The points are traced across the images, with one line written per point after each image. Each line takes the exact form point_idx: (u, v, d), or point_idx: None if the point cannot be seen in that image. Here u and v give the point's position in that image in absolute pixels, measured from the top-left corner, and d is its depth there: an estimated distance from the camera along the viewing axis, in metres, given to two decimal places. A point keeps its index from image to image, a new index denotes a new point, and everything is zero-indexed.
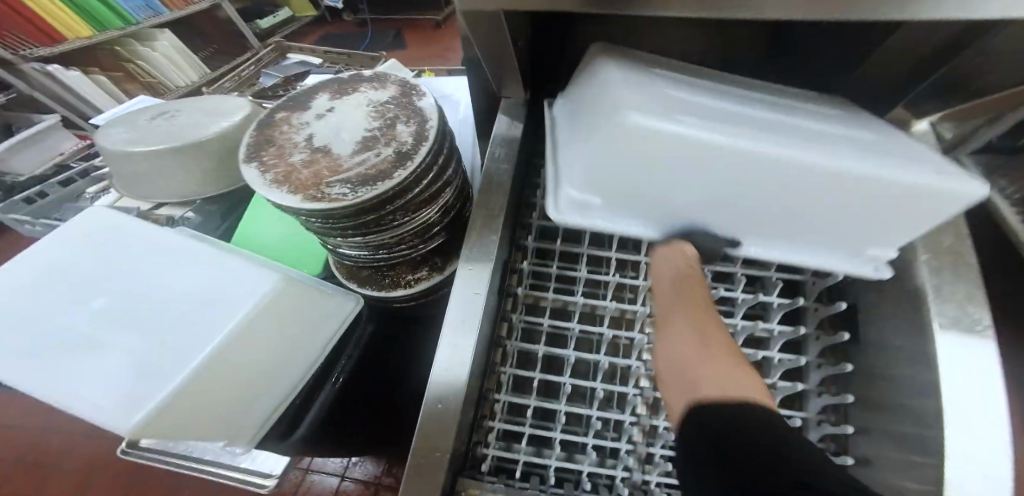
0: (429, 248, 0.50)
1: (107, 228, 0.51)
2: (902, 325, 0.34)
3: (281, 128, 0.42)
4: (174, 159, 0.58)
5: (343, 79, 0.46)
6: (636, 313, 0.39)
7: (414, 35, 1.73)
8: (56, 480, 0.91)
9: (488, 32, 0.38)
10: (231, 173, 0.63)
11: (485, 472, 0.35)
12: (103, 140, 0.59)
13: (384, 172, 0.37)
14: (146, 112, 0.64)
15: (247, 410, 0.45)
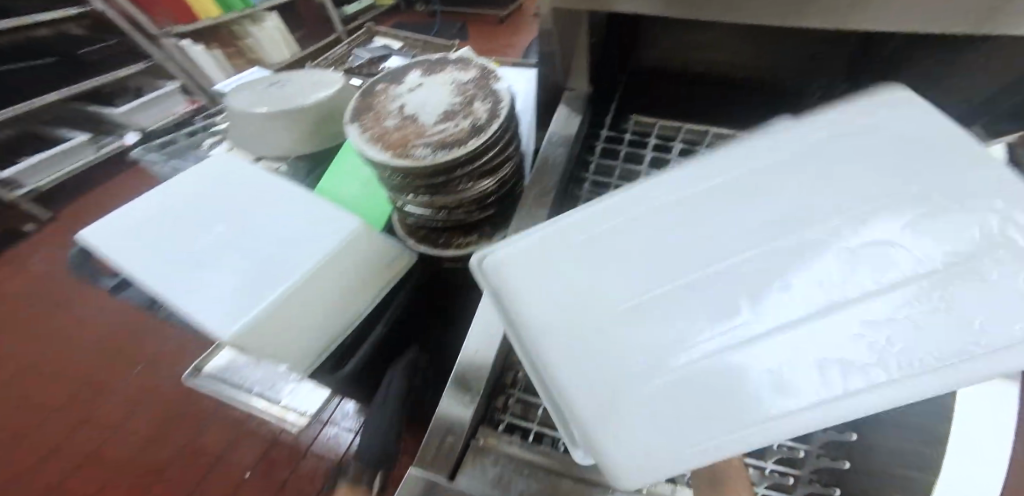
0: (482, 216, 0.57)
1: (220, 167, 0.60)
2: None
3: (380, 98, 0.49)
4: (284, 121, 0.68)
5: (433, 60, 0.53)
6: None
7: (478, 29, 1.82)
8: (115, 398, 0.98)
9: (564, 29, 0.46)
10: (325, 137, 0.73)
11: (501, 430, 0.42)
12: (232, 101, 0.70)
13: (459, 140, 0.44)
14: (263, 80, 0.75)
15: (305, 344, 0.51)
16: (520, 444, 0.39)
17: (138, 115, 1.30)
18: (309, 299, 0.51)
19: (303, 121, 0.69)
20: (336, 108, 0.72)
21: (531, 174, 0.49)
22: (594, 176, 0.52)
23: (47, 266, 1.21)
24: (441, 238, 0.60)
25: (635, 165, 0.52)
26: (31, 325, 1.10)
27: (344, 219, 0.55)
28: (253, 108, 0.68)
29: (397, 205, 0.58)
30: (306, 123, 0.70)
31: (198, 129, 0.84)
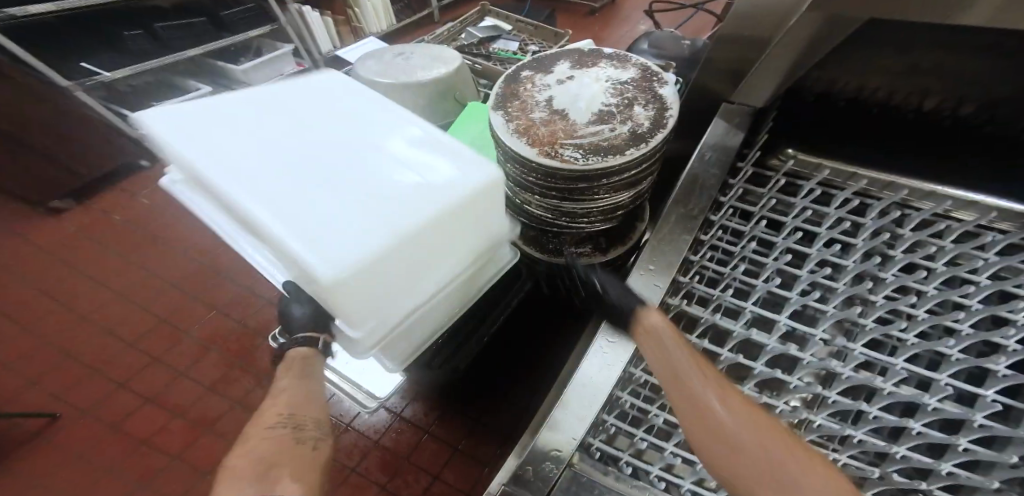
0: (600, 228, 0.51)
1: None
2: None
3: (525, 86, 0.44)
4: (407, 91, 0.73)
5: (584, 51, 0.48)
6: (937, 381, 0.37)
7: (568, 18, 1.74)
8: (183, 340, 0.98)
9: (775, 57, 0.50)
10: (436, 111, 0.77)
11: (593, 457, 0.44)
12: (362, 70, 0.76)
13: (616, 147, 0.39)
14: (387, 50, 0.80)
15: (406, 340, 0.50)
16: (611, 483, 0.42)
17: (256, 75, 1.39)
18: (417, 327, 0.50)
19: (425, 93, 0.74)
20: (450, 86, 0.76)
21: (676, 192, 0.52)
22: (726, 217, 0.51)
23: (149, 202, 1.27)
24: (553, 242, 0.57)
25: (778, 215, 0.51)
26: (123, 257, 1.16)
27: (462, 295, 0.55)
28: (379, 77, 0.73)
29: (513, 200, 0.54)
30: (424, 96, 0.74)
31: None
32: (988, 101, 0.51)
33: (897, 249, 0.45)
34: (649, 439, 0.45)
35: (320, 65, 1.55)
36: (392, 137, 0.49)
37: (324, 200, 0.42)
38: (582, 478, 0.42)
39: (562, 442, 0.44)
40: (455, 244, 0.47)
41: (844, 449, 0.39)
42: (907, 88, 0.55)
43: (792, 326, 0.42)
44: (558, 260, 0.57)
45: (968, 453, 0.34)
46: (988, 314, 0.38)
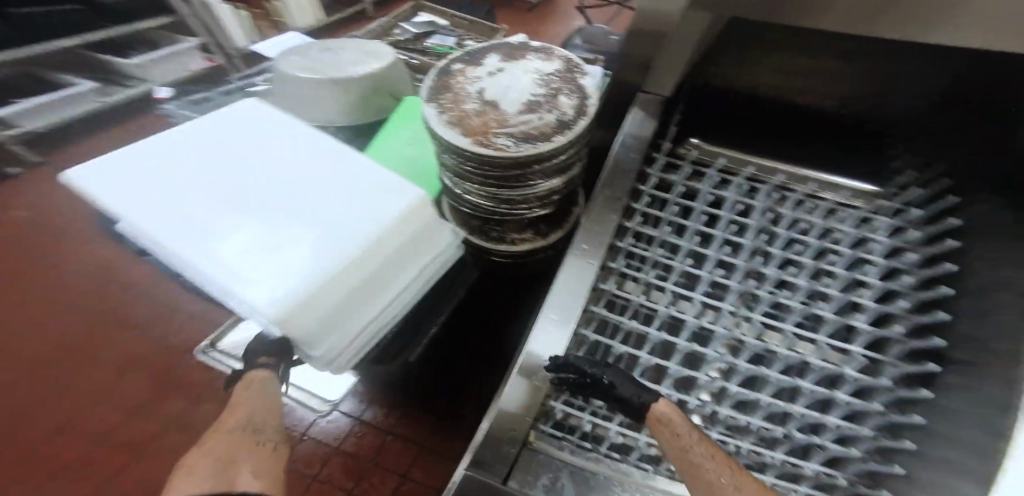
0: (539, 214, 0.54)
1: (284, 131, 0.59)
2: (976, 401, 0.40)
3: (457, 79, 0.46)
4: (333, 87, 0.72)
5: (513, 44, 0.50)
6: (817, 341, 0.47)
7: (509, 16, 1.77)
8: (104, 364, 0.90)
9: (675, 52, 0.54)
10: (368, 108, 0.76)
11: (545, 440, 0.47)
12: (283, 63, 0.74)
13: (544, 134, 0.41)
14: (313, 45, 0.78)
15: (348, 332, 0.46)
16: (564, 457, 0.45)
17: (154, 70, 1.31)
18: (362, 320, 0.47)
19: (353, 91, 0.73)
20: (381, 81, 0.75)
21: (603, 176, 0.56)
22: (646, 204, 0.56)
23: (49, 215, 1.15)
24: (496, 230, 0.58)
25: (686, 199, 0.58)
26: (20, 280, 1.03)
27: (410, 293, 0.52)
28: (302, 73, 0.72)
29: (450, 191, 0.54)
30: (351, 94, 0.73)
31: (233, 89, 1.01)
32: (839, 98, 0.64)
33: (780, 227, 0.54)
34: (594, 421, 0.50)
35: (236, 62, 1.40)
36: (325, 167, 0.55)
37: (273, 229, 0.48)
38: (539, 455, 0.45)
39: (518, 423, 0.47)
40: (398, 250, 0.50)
41: (758, 418, 0.48)
42: (783, 83, 0.65)
43: (704, 302, 0.50)
44: (503, 246, 0.59)
45: (848, 405, 0.45)
46: (849, 278, 0.50)
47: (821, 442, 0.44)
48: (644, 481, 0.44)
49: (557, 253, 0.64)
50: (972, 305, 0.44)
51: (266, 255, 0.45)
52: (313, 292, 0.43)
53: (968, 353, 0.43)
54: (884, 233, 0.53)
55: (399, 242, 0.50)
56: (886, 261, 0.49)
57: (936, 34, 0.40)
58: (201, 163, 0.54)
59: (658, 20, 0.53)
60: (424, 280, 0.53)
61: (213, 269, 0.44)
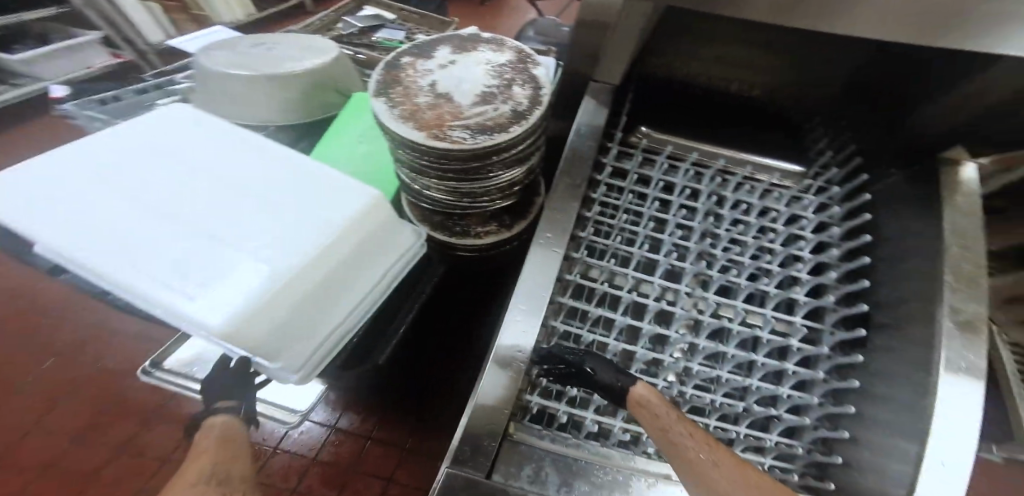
0: (502, 205, 0.55)
1: (220, 136, 0.56)
2: (904, 363, 0.48)
3: (407, 72, 0.45)
4: (267, 86, 0.69)
5: (464, 36, 0.49)
6: (763, 315, 0.54)
7: (460, 9, 1.75)
8: (29, 399, 0.82)
9: (619, 43, 0.55)
10: (310, 106, 0.73)
11: (524, 433, 0.48)
12: (205, 59, 0.70)
13: (500, 125, 0.41)
14: (242, 40, 0.75)
15: (308, 337, 0.44)
16: (545, 449, 0.47)
17: (48, 67, 1.22)
18: (324, 323, 0.45)
19: (297, 90, 0.70)
20: (322, 78, 0.73)
21: (561, 165, 0.56)
22: (603, 194, 0.60)
23: None
24: (459, 224, 0.58)
25: (641, 187, 0.62)
26: None
27: (374, 295, 0.50)
28: (234, 71, 0.68)
29: (409, 187, 0.53)
30: (292, 93, 0.71)
31: (149, 86, 0.95)
32: (766, 87, 0.70)
33: (724, 209, 0.60)
34: (570, 411, 0.52)
35: (148, 58, 1.27)
36: (268, 171, 0.53)
37: (214, 238, 0.45)
38: (521, 446, 0.47)
39: (493, 418, 0.46)
40: (357, 249, 0.49)
41: (720, 394, 0.53)
42: (718, 72, 0.70)
43: (663, 285, 0.55)
44: (467, 240, 0.59)
45: (796, 374, 0.52)
46: (787, 253, 0.56)
47: (779, 414, 0.50)
48: (624, 462, 0.47)
49: (522, 243, 0.65)
50: (889, 274, 0.54)
51: (211, 265, 0.43)
52: (266, 297, 0.42)
53: (890, 316, 0.52)
54: (811, 211, 0.58)
55: (354, 241, 0.48)
56: (816, 235, 0.56)
57: (833, 24, 0.42)
58: (126, 174, 0.50)
59: (598, 11, 0.53)
60: (388, 280, 0.52)
61: (156, 284, 0.41)
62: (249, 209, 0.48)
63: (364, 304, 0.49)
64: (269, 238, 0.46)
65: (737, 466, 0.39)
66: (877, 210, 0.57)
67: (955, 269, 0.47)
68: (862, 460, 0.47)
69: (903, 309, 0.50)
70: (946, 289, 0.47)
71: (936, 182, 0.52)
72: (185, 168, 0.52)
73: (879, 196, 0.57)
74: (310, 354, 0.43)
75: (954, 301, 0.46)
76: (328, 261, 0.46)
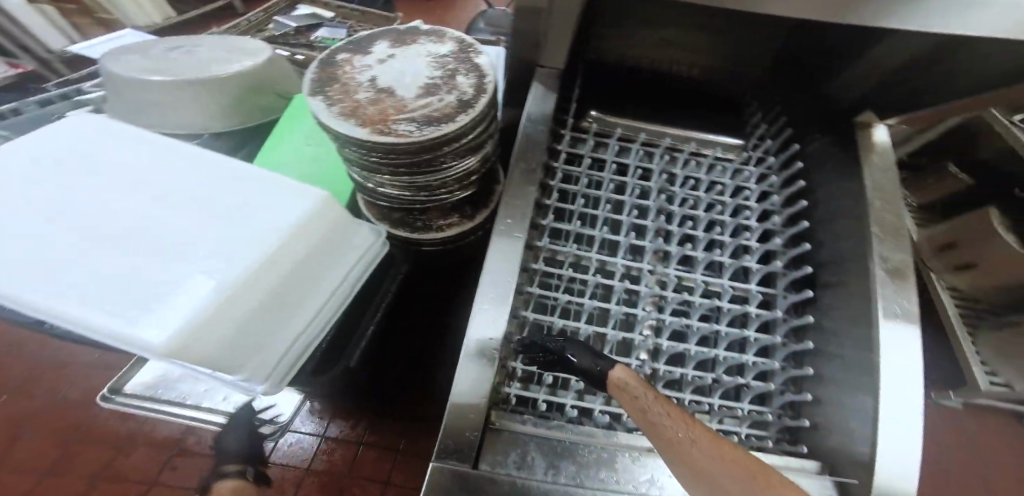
0: (461, 196, 0.55)
1: (153, 148, 0.53)
2: (849, 318, 0.52)
3: (344, 69, 0.44)
4: (191, 92, 0.66)
5: (401, 29, 0.49)
6: (721, 287, 0.58)
7: (408, 3, 1.72)
8: None
9: (560, 30, 0.56)
10: (243, 113, 0.72)
11: (506, 420, 0.49)
12: (115, 65, 0.66)
13: (447, 115, 0.41)
14: (159, 43, 0.72)
15: (269, 347, 0.43)
16: (529, 431, 0.48)
17: None
18: (284, 331, 0.44)
19: (222, 94, 0.68)
20: (255, 80, 0.70)
21: (516, 151, 0.57)
22: (560, 181, 0.62)
23: None
24: (420, 220, 0.58)
25: (596, 171, 0.63)
26: None
27: (337, 297, 0.50)
28: (149, 75, 0.64)
29: (363, 187, 0.52)
30: (217, 97, 0.68)
31: (53, 97, 0.89)
32: (705, 67, 0.72)
33: (675, 186, 0.63)
34: (550, 398, 0.54)
35: (53, 67, 1.13)
36: (209, 182, 0.51)
37: (156, 255, 0.43)
38: (504, 433, 0.48)
39: (472, 414, 0.46)
40: (313, 254, 0.48)
41: (692, 365, 0.57)
42: (658, 54, 0.72)
43: (627, 266, 0.58)
44: (430, 234, 0.59)
45: (757, 342, 0.55)
46: (735, 224, 0.60)
47: (747, 383, 0.53)
48: (607, 439, 0.49)
49: (485, 233, 0.66)
50: (829, 235, 0.57)
51: (154, 283, 0.41)
52: (215, 308, 0.40)
53: (832, 275, 0.56)
54: (753, 181, 0.63)
55: (306, 244, 0.47)
56: (759, 205, 0.60)
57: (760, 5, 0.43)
58: (49, 199, 0.47)
59: None
60: (349, 283, 0.51)
61: (96, 313, 0.39)
62: (191, 222, 0.46)
63: (327, 309, 0.48)
64: (217, 248, 0.44)
65: (714, 441, 0.40)
66: (810, 176, 0.61)
67: (880, 222, 0.51)
68: (824, 415, 0.51)
69: (843, 265, 0.54)
70: (875, 241, 0.51)
71: (855, 144, 0.56)
72: (115, 184, 0.49)
73: (811, 161, 0.61)
74: (273, 365, 0.43)
75: (882, 250, 0.50)
76: (282, 268, 0.45)
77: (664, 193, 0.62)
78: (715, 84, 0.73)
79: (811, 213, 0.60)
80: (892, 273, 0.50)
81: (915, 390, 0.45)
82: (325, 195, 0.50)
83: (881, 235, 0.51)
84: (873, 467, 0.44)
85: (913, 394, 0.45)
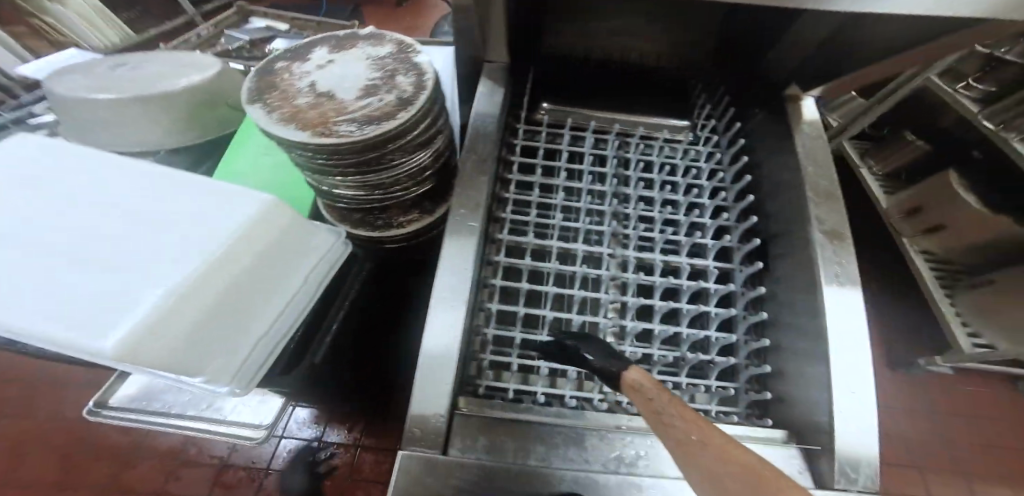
0: (419, 192, 0.57)
1: (97, 163, 0.53)
2: (795, 284, 0.54)
3: (283, 76, 0.46)
4: (139, 109, 0.67)
5: (340, 34, 0.50)
6: (681, 265, 0.59)
7: (374, 10, 1.74)
8: None
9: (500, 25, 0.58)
10: (194, 127, 0.73)
11: (474, 406, 0.50)
12: (59, 87, 0.67)
13: (387, 113, 0.43)
14: (105, 62, 0.72)
15: (229, 352, 0.45)
16: (499, 412, 0.50)
17: None
18: (243, 336, 0.46)
19: (171, 108, 0.69)
20: (206, 94, 0.72)
21: (466, 144, 0.59)
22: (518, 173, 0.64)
23: None
24: (382, 219, 0.60)
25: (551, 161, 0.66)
26: None
27: (295, 302, 0.52)
28: (95, 94, 0.65)
29: (320, 191, 0.54)
30: (166, 112, 0.69)
31: (5, 123, 0.90)
32: (649, 55, 0.76)
33: (629, 170, 0.65)
34: (520, 387, 0.55)
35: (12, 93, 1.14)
36: (156, 193, 0.51)
37: (104, 265, 0.43)
38: (474, 417, 0.49)
39: (436, 403, 0.47)
40: (267, 260, 0.50)
41: (656, 344, 0.58)
42: (604, 46, 0.75)
43: (587, 251, 0.59)
44: (391, 231, 0.61)
45: (720, 316, 0.57)
46: (688, 203, 0.62)
47: (712, 359, 0.55)
48: (575, 420, 0.50)
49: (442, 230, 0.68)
50: (775, 207, 0.59)
51: (103, 293, 0.41)
52: (168, 313, 0.40)
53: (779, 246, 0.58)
54: (702, 160, 0.66)
55: (256, 245, 0.48)
56: (708, 183, 0.63)
57: None
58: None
59: None
60: (305, 287, 0.53)
61: (46, 327, 0.39)
62: (139, 232, 0.47)
63: (285, 313, 0.50)
64: (166, 256, 0.45)
65: (723, 443, 0.32)
66: (753, 151, 0.64)
67: (814, 187, 0.54)
68: (781, 382, 0.54)
69: (787, 234, 0.56)
70: (811, 206, 0.53)
71: (786, 113, 0.60)
72: (59, 201, 0.48)
73: (751, 137, 0.64)
74: (235, 369, 0.45)
75: (818, 214, 0.53)
76: (237, 273, 0.46)
77: (619, 178, 0.65)
78: (660, 69, 0.76)
79: (758, 186, 0.62)
80: (829, 235, 0.52)
81: (856, 345, 0.47)
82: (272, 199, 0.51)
83: (816, 204, 0.54)
84: (827, 420, 0.46)
85: (855, 348, 0.47)
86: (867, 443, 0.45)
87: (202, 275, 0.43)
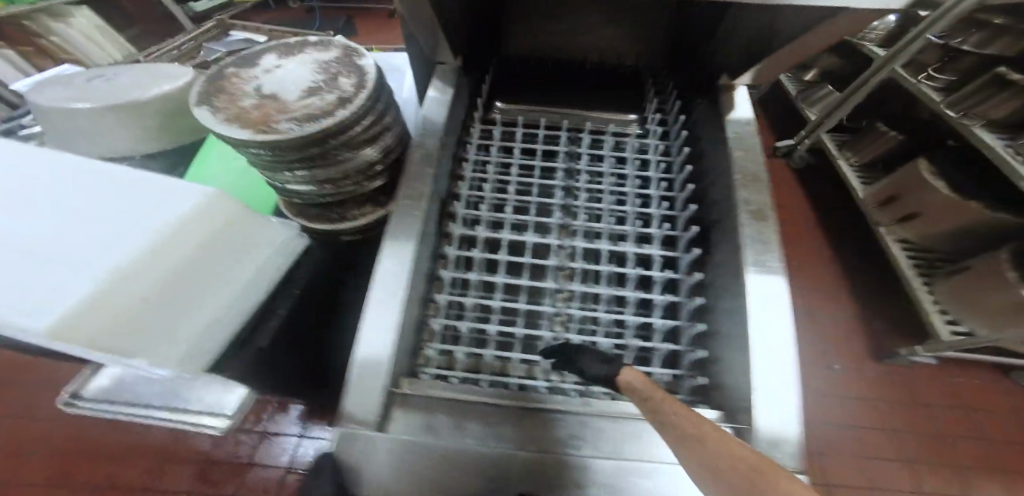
0: (372, 187, 0.61)
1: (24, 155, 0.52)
2: (726, 268, 0.56)
3: (232, 81, 0.50)
4: (114, 117, 0.73)
5: (289, 42, 0.55)
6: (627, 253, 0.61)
7: (366, 22, 1.81)
8: None
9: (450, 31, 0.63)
10: (167, 132, 0.79)
11: (417, 389, 0.48)
12: (39, 97, 0.72)
13: (327, 111, 0.46)
14: (81, 74, 0.78)
15: (172, 340, 0.47)
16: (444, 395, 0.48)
17: None
18: (185, 327, 0.49)
19: (143, 116, 0.74)
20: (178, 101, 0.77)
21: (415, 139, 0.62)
22: (474, 167, 0.67)
23: None
24: (337, 212, 0.64)
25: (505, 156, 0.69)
26: None
27: (236, 298, 0.55)
28: (70, 104, 0.70)
29: (277, 187, 0.58)
30: (139, 119, 0.74)
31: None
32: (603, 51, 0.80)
33: (581, 164, 0.68)
34: (467, 374, 0.54)
35: None
36: (90, 185, 0.51)
37: (33, 251, 0.43)
38: (413, 399, 0.47)
39: (370, 389, 0.46)
40: (211, 255, 0.52)
41: (600, 328, 0.60)
42: (561, 45, 0.80)
43: (535, 241, 0.61)
44: (348, 223, 0.66)
45: (665, 302, 0.58)
46: (636, 194, 0.65)
47: (656, 345, 0.55)
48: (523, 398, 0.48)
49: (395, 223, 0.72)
50: (712, 194, 0.61)
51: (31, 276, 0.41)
52: (106, 295, 0.41)
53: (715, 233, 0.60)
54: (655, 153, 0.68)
55: (200, 238, 0.51)
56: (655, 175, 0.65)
57: None
58: None
59: None
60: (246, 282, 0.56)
61: None
62: (70, 221, 0.47)
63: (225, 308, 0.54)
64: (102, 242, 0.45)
65: (716, 435, 0.31)
66: (695, 142, 0.67)
67: (742, 171, 0.57)
68: (713, 363, 0.55)
69: (721, 220, 0.58)
70: (739, 189, 0.56)
71: (719, 103, 0.64)
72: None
73: (693, 127, 0.67)
74: (177, 356, 0.47)
75: (747, 195, 0.56)
76: (181, 265, 0.48)
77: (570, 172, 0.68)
78: (614, 66, 0.80)
79: (699, 175, 0.65)
80: (755, 216, 0.55)
81: (777, 322, 0.49)
82: (215, 192, 0.53)
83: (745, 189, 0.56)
84: (747, 395, 0.46)
85: (776, 322, 0.49)
86: (787, 418, 0.45)
87: (147, 263, 0.45)
